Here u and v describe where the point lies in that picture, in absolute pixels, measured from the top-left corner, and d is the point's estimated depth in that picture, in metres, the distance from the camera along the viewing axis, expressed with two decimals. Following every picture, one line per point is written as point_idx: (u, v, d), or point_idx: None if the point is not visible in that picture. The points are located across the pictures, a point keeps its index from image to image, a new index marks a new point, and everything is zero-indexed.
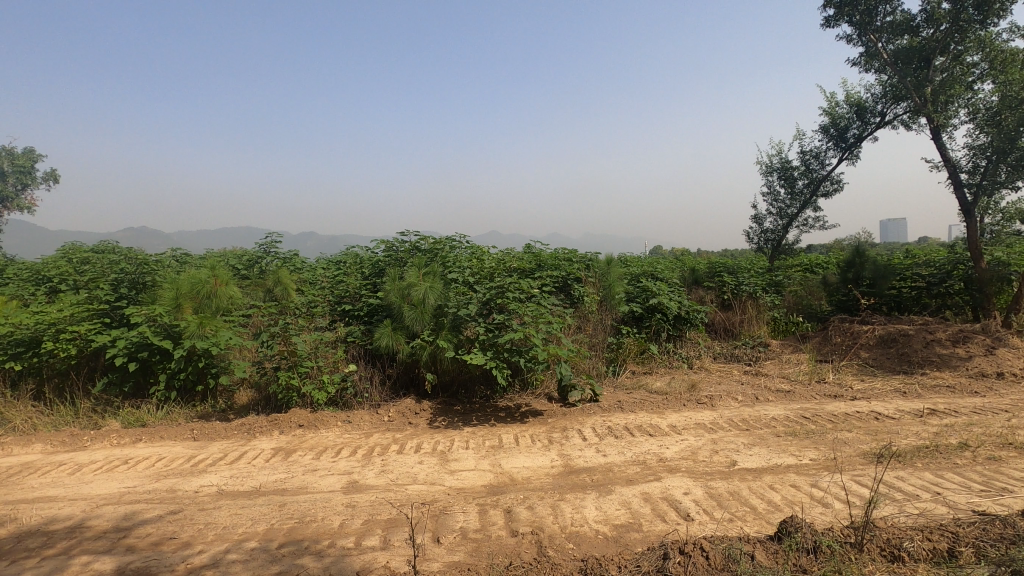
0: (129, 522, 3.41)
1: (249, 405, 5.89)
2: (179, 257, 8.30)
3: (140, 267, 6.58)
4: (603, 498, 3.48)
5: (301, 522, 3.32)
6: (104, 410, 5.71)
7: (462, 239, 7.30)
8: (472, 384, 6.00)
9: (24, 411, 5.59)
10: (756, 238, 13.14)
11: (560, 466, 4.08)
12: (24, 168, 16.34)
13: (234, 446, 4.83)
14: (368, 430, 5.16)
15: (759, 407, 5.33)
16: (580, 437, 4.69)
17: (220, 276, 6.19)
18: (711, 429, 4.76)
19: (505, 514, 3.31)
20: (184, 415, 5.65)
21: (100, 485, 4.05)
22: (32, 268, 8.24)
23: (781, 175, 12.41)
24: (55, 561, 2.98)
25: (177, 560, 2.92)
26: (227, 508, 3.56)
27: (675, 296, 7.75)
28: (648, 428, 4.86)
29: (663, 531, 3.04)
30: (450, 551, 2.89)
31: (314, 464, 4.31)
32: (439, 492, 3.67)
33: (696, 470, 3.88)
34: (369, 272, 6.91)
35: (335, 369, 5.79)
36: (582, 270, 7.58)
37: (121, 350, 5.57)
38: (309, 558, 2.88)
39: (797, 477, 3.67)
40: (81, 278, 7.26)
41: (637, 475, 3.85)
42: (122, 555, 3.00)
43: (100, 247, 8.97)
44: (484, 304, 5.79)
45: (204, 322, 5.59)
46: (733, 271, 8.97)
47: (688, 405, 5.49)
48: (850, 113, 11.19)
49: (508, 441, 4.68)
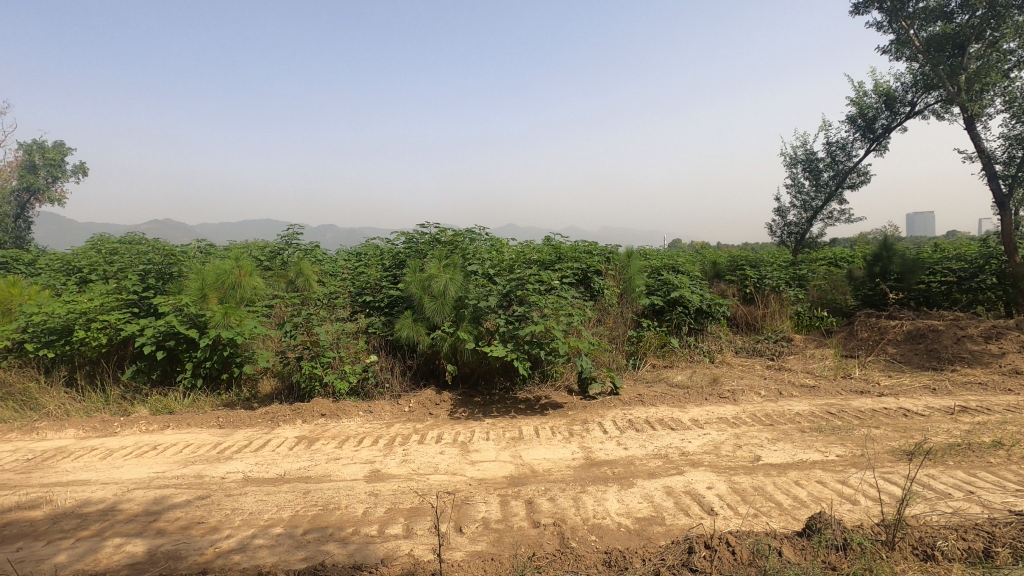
0: (159, 506, 3.49)
1: (273, 394, 5.97)
2: (204, 249, 8.47)
3: (167, 259, 6.77)
4: (625, 491, 3.46)
5: (325, 509, 3.36)
6: (133, 397, 5.84)
7: (481, 231, 7.29)
8: (492, 375, 6.01)
9: (57, 397, 5.74)
10: (779, 231, 12.94)
11: (581, 458, 4.08)
12: (54, 162, 16.77)
13: (259, 434, 4.91)
14: (388, 420, 5.20)
15: (784, 403, 5.25)
16: (601, 430, 4.67)
17: (244, 267, 6.28)
18: (734, 424, 4.70)
19: (527, 505, 3.31)
20: (210, 403, 5.76)
21: (131, 470, 4.15)
22: (63, 259, 8.50)
23: (805, 167, 12.17)
24: (89, 543, 3.06)
25: (206, 544, 2.98)
26: (253, 495, 3.62)
27: (696, 289, 7.65)
28: (670, 422, 4.82)
29: (687, 525, 3.01)
30: (473, 540, 2.91)
31: (337, 453, 4.37)
32: (460, 482, 3.69)
33: (719, 465, 3.84)
34: (389, 264, 6.96)
35: (356, 359, 5.86)
36: (602, 263, 7.55)
37: (149, 339, 5.68)
38: (334, 545, 2.92)
39: (823, 473, 3.61)
40: (110, 267, 7.44)
41: (659, 468, 3.82)
42: (153, 539, 3.08)
43: (128, 238, 9.19)
44: (503, 296, 5.77)
45: (230, 312, 5.69)
46: (756, 264, 8.83)
47: (710, 400, 5.43)
48: (878, 103, 10.90)
49: (529, 433, 4.68)
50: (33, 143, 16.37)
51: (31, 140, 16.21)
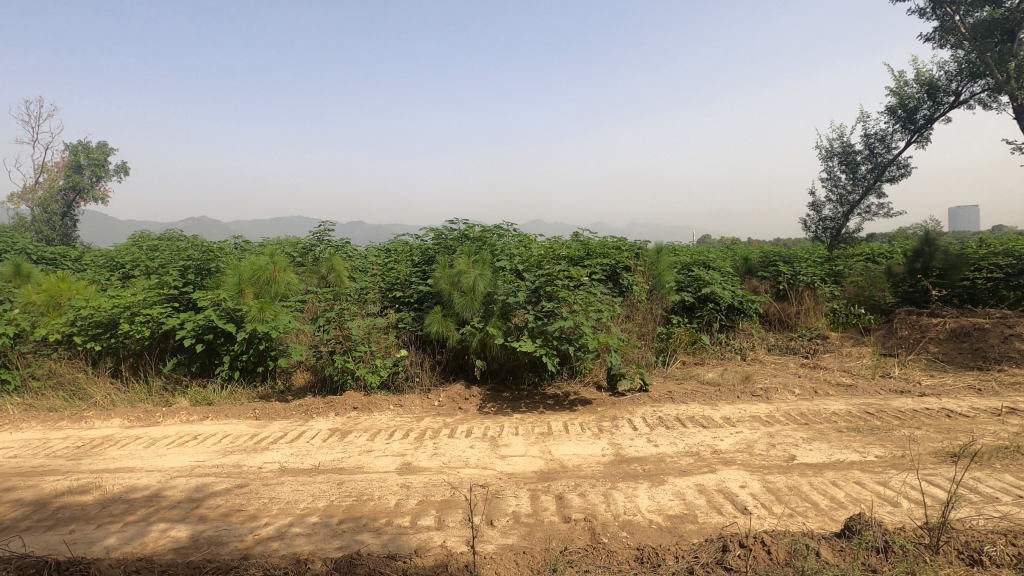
0: (200, 494, 3.61)
1: (306, 387, 6.11)
2: (240, 245, 8.69)
3: (206, 255, 6.97)
4: (656, 488, 3.44)
5: (359, 499, 3.43)
6: (174, 388, 6.05)
7: (509, 227, 7.29)
8: (521, 370, 6.02)
9: (103, 387, 5.99)
10: (813, 226, 12.61)
11: (611, 454, 4.06)
12: (97, 162, 17.36)
13: (294, 426, 5.03)
14: (419, 414, 5.27)
15: (819, 401, 5.13)
16: (631, 427, 4.64)
17: (278, 263, 6.42)
18: (767, 422, 4.61)
19: (557, 500, 3.32)
20: (246, 395, 5.92)
21: (174, 458, 4.30)
22: (108, 255, 8.84)
23: (842, 160, 11.83)
24: (136, 527, 3.19)
25: (245, 531, 3.07)
26: (289, 484, 3.72)
27: (728, 285, 7.51)
28: (701, 419, 4.76)
29: (721, 523, 2.97)
30: (504, 534, 2.93)
31: (369, 445, 4.45)
32: (491, 476, 3.71)
33: (753, 464, 3.78)
34: (418, 260, 7.03)
35: (387, 354, 5.95)
36: (630, 259, 7.49)
37: (189, 333, 5.87)
38: (368, 535, 2.98)
39: (861, 474, 3.53)
40: (151, 263, 7.70)
41: (690, 466, 3.78)
42: (196, 525, 3.19)
43: (168, 235, 9.50)
44: (532, 292, 5.77)
45: (265, 307, 5.83)
46: (789, 260, 8.64)
47: (743, 398, 5.34)
48: (920, 93, 10.52)
49: (558, 429, 4.68)
50: (78, 143, 17.03)
51: (76, 140, 16.87)
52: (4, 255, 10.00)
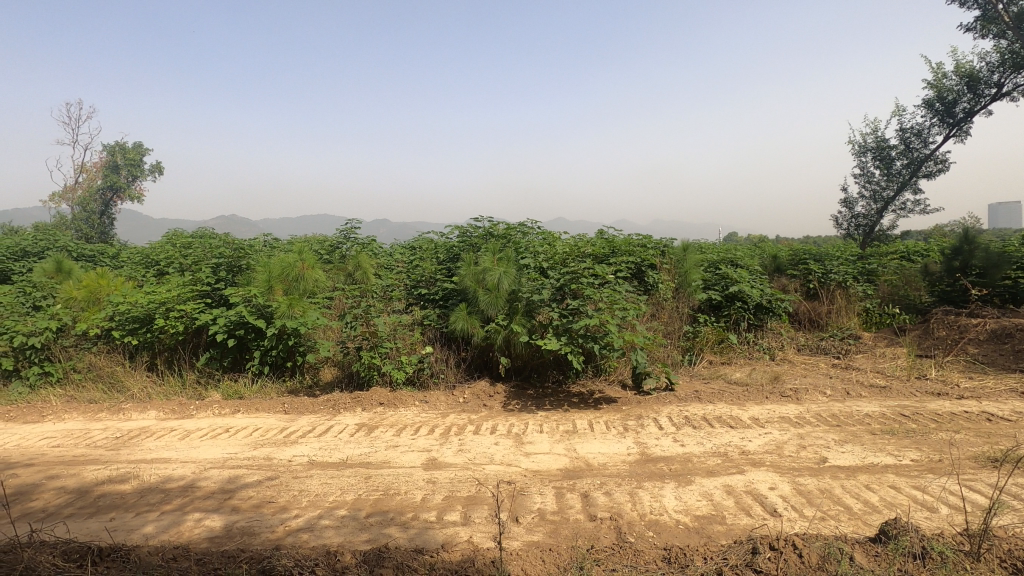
0: (233, 485, 3.71)
1: (334, 382, 6.20)
2: (270, 242, 8.87)
3: (237, 252, 7.14)
4: (683, 488, 3.40)
5: (385, 494, 3.48)
6: (206, 382, 6.21)
7: (534, 225, 7.27)
8: (545, 368, 6.02)
9: (140, 380, 6.19)
10: (845, 223, 12.29)
11: (636, 453, 4.03)
12: (134, 162, 17.89)
13: (322, 420, 5.12)
14: (444, 411, 5.31)
15: (851, 403, 5.01)
16: (657, 426, 4.60)
17: (307, 260, 6.52)
18: (797, 424, 4.52)
19: (582, 498, 3.31)
20: (275, 389, 6.05)
21: (208, 450, 4.42)
22: (144, 254, 9.13)
23: (876, 156, 11.50)
24: (172, 516, 3.29)
25: (276, 522, 3.14)
26: (317, 478, 3.79)
27: (756, 283, 7.38)
28: (728, 420, 4.69)
29: (750, 525, 2.93)
30: (529, 531, 2.94)
31: (395, 440, 4.50)
32: (516, 473, 3.72)
33: (782, 465, 3.71)
34: (444, 257, 7.08)
35: (412, 350, 6.01)
36: (656, 257, 7.41)
37: (221, 328, 6.02)
38: (395, 529, 3.01)
39: (896, 478, 3.43)
40: (185, 260, 7.92)
41: (718, 466, 3.73)
42: (229, 515, 3.27)
43: (200, 233, 9.75)
44: (557, 290, 5.75)
45: (294, 304, 5.95)
46: (820, 258, 8.47)
47: (772, 398, 5.24)
48: (960, 86, 10.17)
49: (583, 426, 4.67)
50: (115, 144, 17.58)
51: (114, 141, 17.42)
52: (47, 253, 10.39)
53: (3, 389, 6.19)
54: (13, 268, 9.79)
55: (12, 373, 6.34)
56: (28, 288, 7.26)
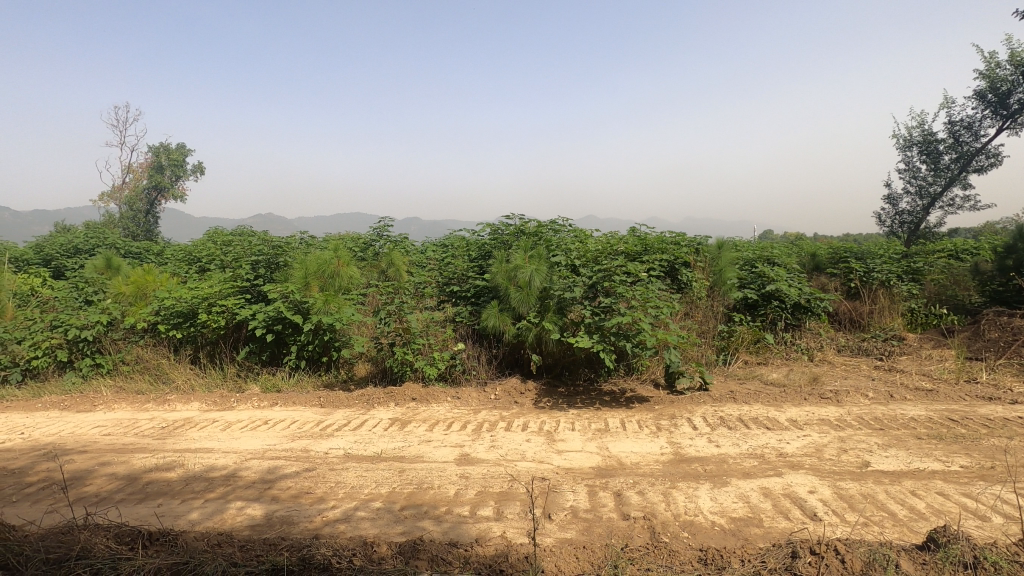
0: (273, 476, 3.82)
1: (367, 377, 6.32)
2: (307, 240, 9.07)
3: (275, 249, 7.33)
4: (718, 489, 3.34)
5: (419, 487, 3.53)
6: (246, 375, 6.41)
7: (565, 223, 7.22)
8: (577, 366, 6.00)
9: (184, 373, 6.42)
10: (888, 220, 11.87)
11: (669, 453, 3.99)
12: (177, 163, 18.40)
13: (356, 414, 5.23)
14: (475, 407, 5.35)
15: (895, 406, 4.84)
16: (691, 426, 4.54)
17: (342, 257, 6.64)
18: (838, 426, 4.39)
19: (615, 497, 3.29)
20: (311, 383, 6.20)
21: (248, 441, 4.57)
22: (187, 251, 9.46)
23: (922, 150, 11.05)
24: (216, 504, 3.41)
25: (315, 513, 3.22)
26: (353, 470, 3.87)
27: (795, 282, 7.19)
28: (765, 421, 4.59)
29: (788, 529, 2.87)
30: (562, 528, 2.93)
31: (428, 435, 4.56)
32: (548, 470, 3.73)
33: (822, 469, 3.61)
34: (475, 255, 7.10)
35: (444, 347, 6.08)
36: (690, 254, 7.30)
37: (260, 323, 6.20)
38: (429, 522, 3.06)
39: (944, 485, 3.30)
40: (225, 257, 8.16)
41: (754, 468, 3.66)
42: (270, 504, 3.37)
43: (240, 231, 10.04)
44: (590, 288, 5.73)
45: (329, 300, 6.09)
46: (862, 256, 8.22)
47: (810, 400, 5.10)
48: (1015, 75, 9.68)
49: (615, 425, 4.64)
50: (160, 145, 18.16)
51: (158, 142, 17.99)
52: (97, 250, 10.86)
53: (58, 380, 6.51)
54: (66, 265, 10.27)
55: (66, 365, 6.66)
56: (80, 283, 7.61)
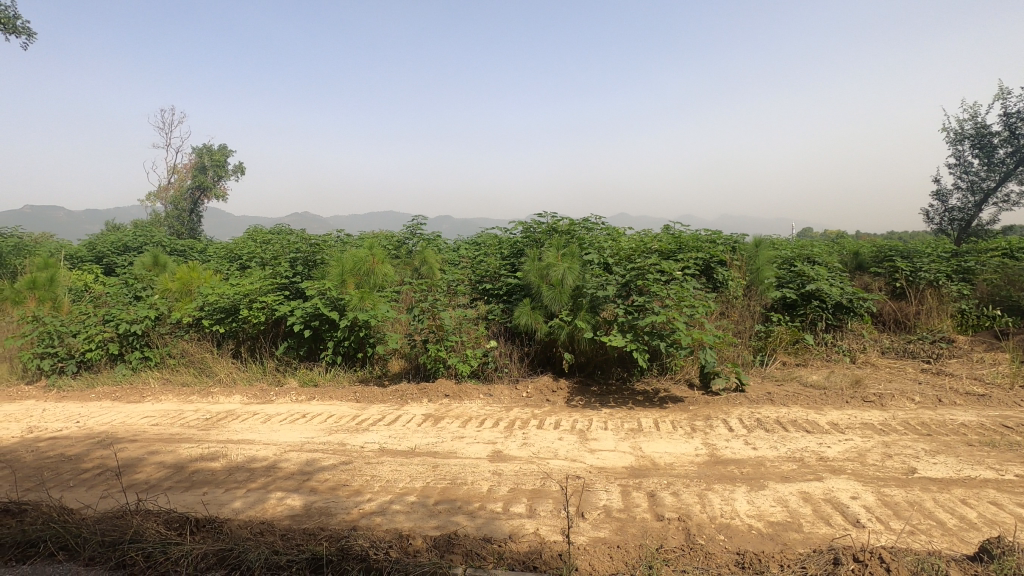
0: (311, 468, 3.92)
1: (401, 373, 6.42)
2: (343, 238, 9.25)
3: (313, 247, 7.50)
4: (756, 493, 3.28)
5: (453, 483, 3.57)
6: (285, 369, 6.59)
7: (598, 220, 7.17)
8: (609, 365, 5.96)
9: (226, 366, 6.64)
10: (936, 217, 11.39)
11: (705, 455, 3.93)
12: (219, 163, 18.93)
13: (391, 409, 5.32)
14: (507, 404, 5.38)
15: (944, 411, 4.65)
16: (727, 427, 4.45)
17: (377, 255, 6.75)
18: (882, 431, 4.25)
19: (649, 498, 3.26)
20: (347, 378, 6.33)
21: (287, 434, 4.70)
22: (229, 249, 9.76)
23: (974, 144, 10.57)
24: (257, 493, 3.52)
25: (352, 505, 3.30)
26: (388, 464, 3.94)
27: (836, 282, 6.97)
28: (805, 424, 4.47)
29: (830, 535, 2.79)
30: (595, 527, 2.93)
31: (461, 431, 4.60)
32: (581, 469, 3.72)
33: (865, 474, 3.50)
34: (508, 253, 7.11)
35: (477, 344, 6.13)
36: (726, 253, 7.16)
37: (298, 319, 6.37)
38: (463, 517, 3.09)
39: (998, 494, 3.16)
40: (265, 254, 8.39)
41: (793, 472, 3.57)
42: (308, 495, 3.47)
43: (278, 229, 10.30)
44: (622, 287, 5.67)
45: (365, 297, 6.20)
46: (908, 255, 7.91)
47: (852, 403, 4.94)
48: None
49: (648, 425, 4.59)
50: (203, 147, 18.74)
51: (201, 143, 18.56)
52: (145, 247, 11.32)
53: (110, 371, 6.82)
54: (117, 261, 10.74)
55: (117, 357, 6.97)
56: (130, 280, 7.94)
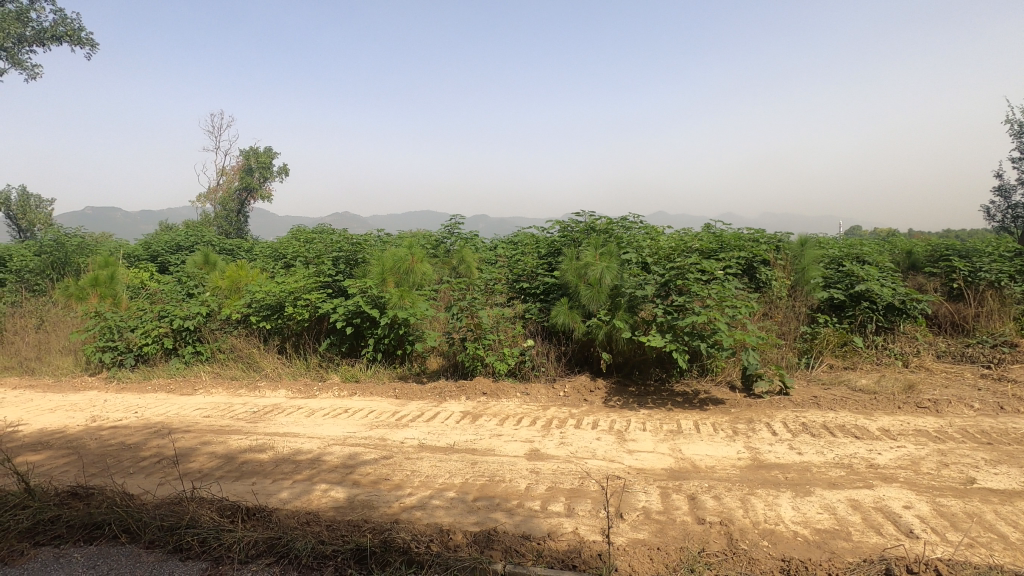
0: (354, 461, 4.03)
1: (439, 370, 6.51)
2: (383, 237, 9.43)
3: (354, 246, 7.67)
4: (801, 499, 3.19)
5: (491, 480, 3.60)
6: (327, 365, 6.78)
7: (636, 220, 7.08)
8: (648, 366, 5.90)
9: (272, 362, 6.87)
10: (998, 214, 10.77)
11: (747, 458, 3.84)
12: (265, 165, 19.53)
13: (430, 406, 5.41)
14: (544, 403, 5.39)
15: (1007, 420, 4.40)
16: (770, 431, 4.34)
17: (416, 254, 6.86)
18: (937, 438, 4.06)
19: (690, 500, 3.22)
20: (387, 375, 6.47)
21: (331, 428, 4.84)
22: (274, 249, 10.08)
23: None
24: (303, 485, 3.64)
25: (393, 499, 3.37)
26: (428, 460, 4.01)
27: (887, 282, 6.68)
28: (853, 429, 4.32)
29: (880, 544, 2.69)
30: (635, 528, 2.91)
31: (498, 429, 4.64)
32: (619, 470, 3.69)
33: (919, 483, 3.36)
34: (545, 252, 7.09)
35: (514, 343, 6.15)
36: (770, 252, 6.97)
37: (340, 316, 6.54)
38: (501, 514, 3.12)
39: None
40: (308, 253, 8.64)
41: (841, 479, 3.45)
42: (351, 488, 3.56)
43: (321, 228, 10.57)
44: (662, 287, 5.59)
45: (404, 295, 6.32)
46: (967, 254, 7.51)
47: (905, 409, 4.74)
48: None
49: (688, 427, 4.53)
50: (249, 149, 19.38)
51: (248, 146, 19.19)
52: (196, 247, 11.80)
53: (164, 365, 7.16)
54: (170, 260, 11.23)
55: (171, 351, 7.30)
56: (183, 278, 8.31)
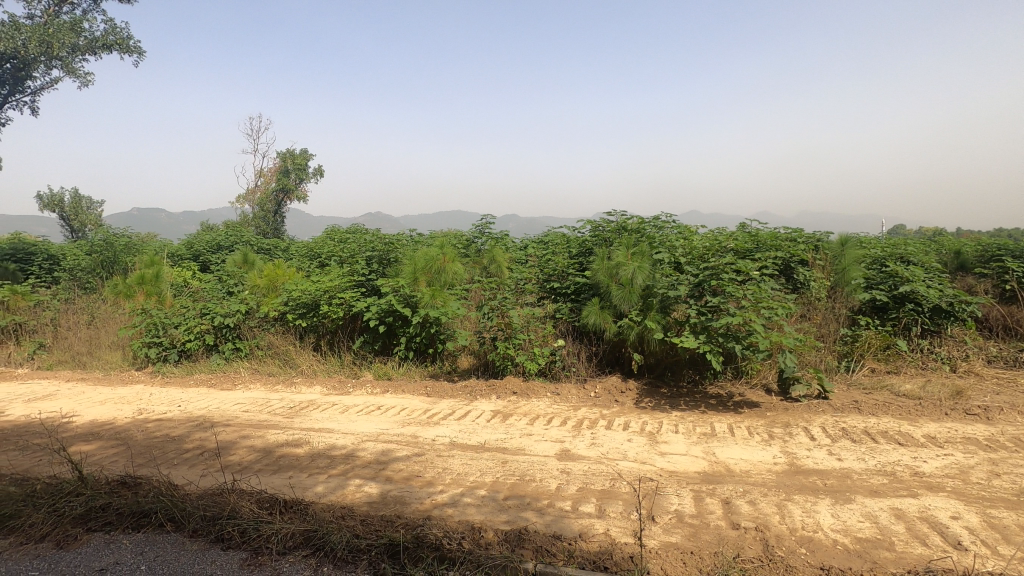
0: (386, 458, 4.09)
1: (470, 369, 6.56)
2: (415, 236, 9.54)
3: (387, 246, 7.79)
4: (841, 506, 3.09)
5: (522, 479, 3.61)
6: (361, 362, 6.90)
7: (669, 219, 6.99)
8: (680, 367, 5.81)
9: (308, 358, 7.04)
10: None
11: (784, 463, 3.75)
12: (301, 167, 19.97)
13: (460, 405, 5.45)
14: (575, 403, 5.37)
15: None
16: (808, 436, 4.23)
17: (447, 254, 6.93)
18: (988, 447, 3.88)
19: (724, 505, 3.16)
20: (419, 373, 6.55)
21: (364, 424, 4.93)
22: (310, 248, 10.31)
23: None
24: (338, 479, 3.72)
25: (425, 495, 3.41)
26: (458, 458, 4.04)
27: (934, 283, 6.41)
28: (897, 436, 4.17)
29: (925, 556, 2.59)
30: (667, 531, 2.87)
31: (529, 429, 4.64)
32: (651, 472, 3.65)
33: (968, 493, 3.22)
34: (575, 251, 7.05)
35: (544, 342, 6.14)
36: (808, 252, 6.78)
37: (374, 315, 6.66)
38: (532, 513, 3.13)
39: None
40: (343, 252, 8.81)
41: (884, 486, 3.34)
42: (384, 484, 3.62)
43: (355, 228, 10.76)
44: (695, 287, 5.50)
45: (436, 294, 6.39)
46: (1021, 253, 7.14)
47: (953, 416, 4.54)
48: None
49: (722, 430, 4.44)
50: (286, 151, 19.85)
51: (284, 149, 19.66)
52: (236, 247, 12.16)
53: (206, 360, 7.41)
54: (212, 260, 11.61)
55: (213, 348, 7.55)
56: (224, 277, 8.58)
